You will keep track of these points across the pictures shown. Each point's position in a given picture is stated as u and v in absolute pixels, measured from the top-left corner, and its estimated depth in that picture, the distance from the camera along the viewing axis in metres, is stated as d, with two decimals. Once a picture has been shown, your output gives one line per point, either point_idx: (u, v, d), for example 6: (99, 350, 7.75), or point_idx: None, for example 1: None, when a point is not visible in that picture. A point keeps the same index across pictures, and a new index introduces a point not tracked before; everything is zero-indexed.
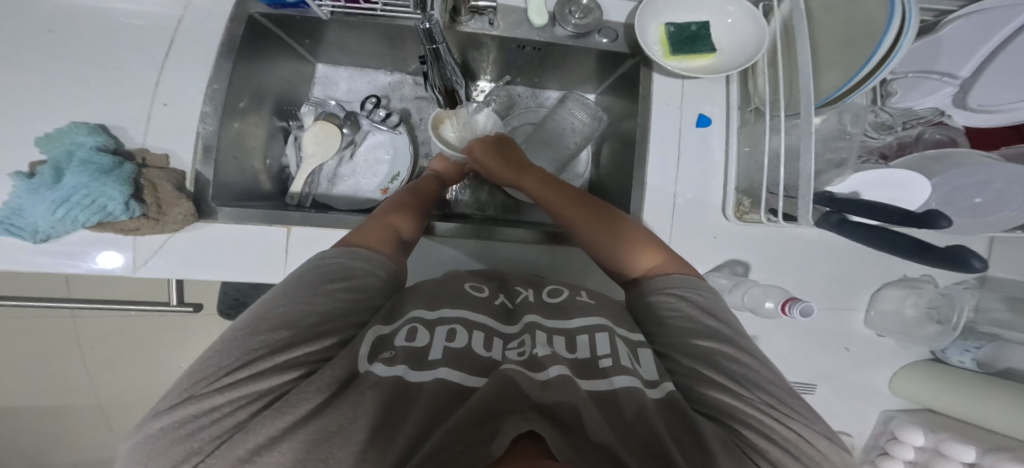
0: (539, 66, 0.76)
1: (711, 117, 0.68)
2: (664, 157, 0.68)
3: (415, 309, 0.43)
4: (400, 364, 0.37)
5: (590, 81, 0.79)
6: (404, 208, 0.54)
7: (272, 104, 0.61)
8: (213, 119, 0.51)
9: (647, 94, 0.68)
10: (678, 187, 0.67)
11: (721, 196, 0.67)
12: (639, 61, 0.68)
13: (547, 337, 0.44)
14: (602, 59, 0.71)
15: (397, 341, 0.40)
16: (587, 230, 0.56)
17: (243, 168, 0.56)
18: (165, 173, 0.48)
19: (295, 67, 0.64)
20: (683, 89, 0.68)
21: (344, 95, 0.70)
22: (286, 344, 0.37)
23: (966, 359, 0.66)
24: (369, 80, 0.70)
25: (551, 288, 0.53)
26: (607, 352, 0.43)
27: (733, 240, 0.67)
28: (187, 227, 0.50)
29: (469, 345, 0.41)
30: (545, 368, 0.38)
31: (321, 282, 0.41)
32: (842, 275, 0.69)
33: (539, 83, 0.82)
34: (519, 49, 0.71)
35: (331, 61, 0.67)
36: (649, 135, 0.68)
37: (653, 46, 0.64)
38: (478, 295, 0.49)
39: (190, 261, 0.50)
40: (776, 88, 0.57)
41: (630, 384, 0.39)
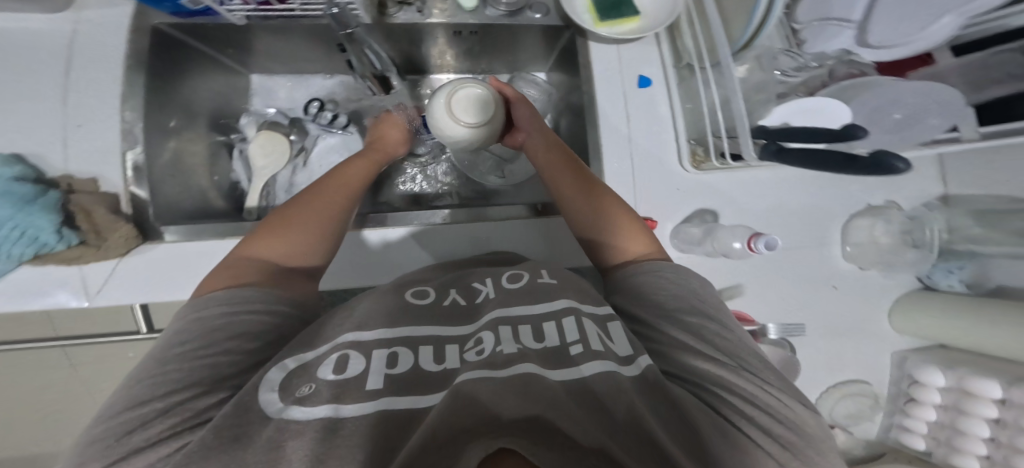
0: (483, 50, 0.77)
1: (651, 78, 0.68)
2: (615, 120, 0.68)
3: (341, 335, 0.41)
4: (323, 402, 0.34)
5: (539, 58, 0.79)
6: (274, 231, 0.49)
7: (202, 123, 0.63)
8: (136, 138, 0.52)
9: (586, 64, 0.68)
10: (634, 148, 0.67)
11: (676, 150, 0.68)
12: (574, 33, 0.69)
13: (511, 329, 0.42)
14: (542, 35, 0.72)
15: (323, 373, 0.37)
16: (577, 186, 0.58)
17: (175, 184, 0.56)
18: (96, 198, 0.49)
19: (225, 79, 0.65)
20: (619, 54, 0.69)
21: (285, 102, 0.70)
22: (198, 393, 0.35)
23: (954, 282, 0.67)
24: (309, 85, 0.70)
25: (511, 274, 0.50)
26: (576, 338, 0.42)
27: (698, 191, 0.67)
28: (137, 250, 0.50)
29: (412, 367, 0.39)
30: (504, 367, 0.36)
31: (181, 349, 0.37)
32: (812, 212, 0.69)
33: (487, 69, 0.82)
34: (457, 36, 0.71)
35: (265, 70, 0.68)
36: (595, 101, 0.68)
37: (583, 15, 0.64)
38: (422, 303, 0.47)
39: (144, 286, 0.50)
40: (702, 39, 0.58)
41: (601, 368, 0.38)
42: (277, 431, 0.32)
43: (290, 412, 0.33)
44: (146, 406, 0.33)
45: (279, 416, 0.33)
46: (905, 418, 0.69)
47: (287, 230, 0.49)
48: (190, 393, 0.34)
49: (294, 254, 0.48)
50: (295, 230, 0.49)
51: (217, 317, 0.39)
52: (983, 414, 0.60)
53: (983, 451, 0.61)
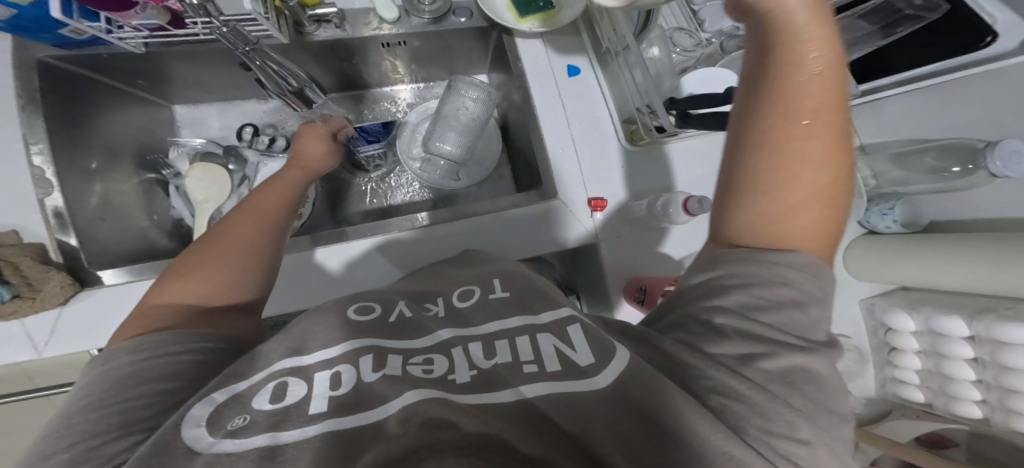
0: (421, 57, 0.79)
1: (579, 66, 0.71)
2: (552, 109, 0.70)
3: (278, 362, 0.40)
4: (260, 431, 0.33)
5: (477, 60, 0.82)
6: (185, 273, 0.49)
7: (130, 161, 0.68)
8: (50, 184, 0.56)
9: (516, 59, 0.70)
10: (573, 134, 0.70)
11: (613, 132, 0.70)
12: (499, 32, 0.72)
13: (462, 351, 0.41)
14: (470, 37, 0.75)
15: (258, 404, 0.36)
16: (781, 91, 0.37)
17: (94, 225, 0.60)
18: (23, 251, 0.52)
19: (143, 111, 0.70)
20: (545, 47, 0.71)
21: (218, 131, 0.76)
22: (105, 439, 0.33)
23: (890, 224, 0.67)
24: (240, 111, 0.76)
25: (464, 292, 0.52)
26: (531, 357, 0.39)
27: (642, 166, 0.70)
28: (74, 296, 0.54)
29: (356, 384, 0.37)
30: (460, 394, 0.35)
31: (86, 401, 0.36)
32: None
33: (427, 77, 0.86)
34: (387, 47, 0.74)
35: (188, 100, 0.74)
36: (531, 93, 0.70)
37: (504, 14, 0.68)
38: (364, 318, 0.46)
39: (77, 333, 0.53)
40: (616, 24, 0.61)
41: (548, 389, 0.35)
42: (207, 464, 0.31)
43: (222, 446, 0.32)
44: (49, 459, 0.32)
45: (210, 449, 0.32)
46: (897, 369, 0.67)
47: (197, 269, 0.49)
48: (99, 439, 0.33)
49: (214, 290, 0.49)
50: (206, 266, 0.50)
51: (126, 365, 0.38)
52: (961, 355, 0.58)
53: (977, 395, 0.57)
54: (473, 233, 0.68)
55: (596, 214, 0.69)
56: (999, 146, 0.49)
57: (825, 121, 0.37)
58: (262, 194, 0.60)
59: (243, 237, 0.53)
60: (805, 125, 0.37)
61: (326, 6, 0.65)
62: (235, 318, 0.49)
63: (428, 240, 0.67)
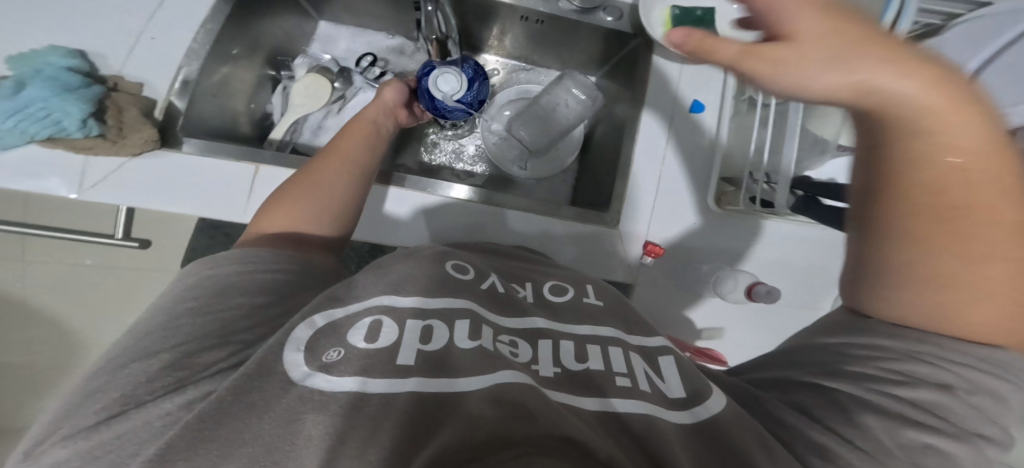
0: (542, 40, 0.80)
1: (705, 104, 0.69)
2: (655, 136, 0.70)
3: (376, 298, 0.42)
4: (351, 373, 0.34)
5: (591, 63, 0.82)
6: (277, 201, 0.53)
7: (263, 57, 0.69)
8: (198, 57, 0.58)
9: (643, 74, 0.71)
10: (664, 169, 0.69)
11: (705, 186, 0.68)
12: (638, 43, 0.72)
13: (549, 345, 0.41)
14: (604, 37, 0.75)
15: (353, 340, 0.38)
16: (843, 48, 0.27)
17: (213, 105, 0.62)
18: (133, 99, 0.54)
19: (298, 22, 0.73)
20: (681, 73, 0.71)
21: (342, 53, 0.77)
22: (192, 350, 0.36)
23: None
24: (367, 40, 0.78)
25: (555, 286, 0.51)
26: (623, 371, 0.39)
27: (719, 230, 0.68)
28: (150, 153, 0.54)
29: (445, 346, 0.38)
30: (552, 391, 0.35)
31: (194, 303, 0.40)
32: (821, 278, 0.69)
33: (539, 61, 0.86)
34: (524, 21, 0.76)
35: (334, 19, 0.76)
36: (642, 111, 0.70)
37: (656, 27, 0.66)
38: (461, 278, 0.47)
39: (135, 189, 0.53)
40: (763, 77, 0.60)
41: (640, 410, 0.35)
42: (297, 400, 0.32)
43: (319, 381, 0.34)
44: (154, 358, 0.35)
45: (304, 383, 0.33)
46: None
47: (285, 198, 0.53)
48: (200, 347, 0.36)
49: (293, 220, 0.53)
50: (292, 196, 0.54)
51: (224, 275, 0.43)
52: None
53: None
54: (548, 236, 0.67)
55: (646, 257, 0.67)
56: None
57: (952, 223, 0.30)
58: (347, 131, 0.62)
59: (328, 173, 0.56)
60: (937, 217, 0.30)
61: None
62: (318, 252, 0.53)
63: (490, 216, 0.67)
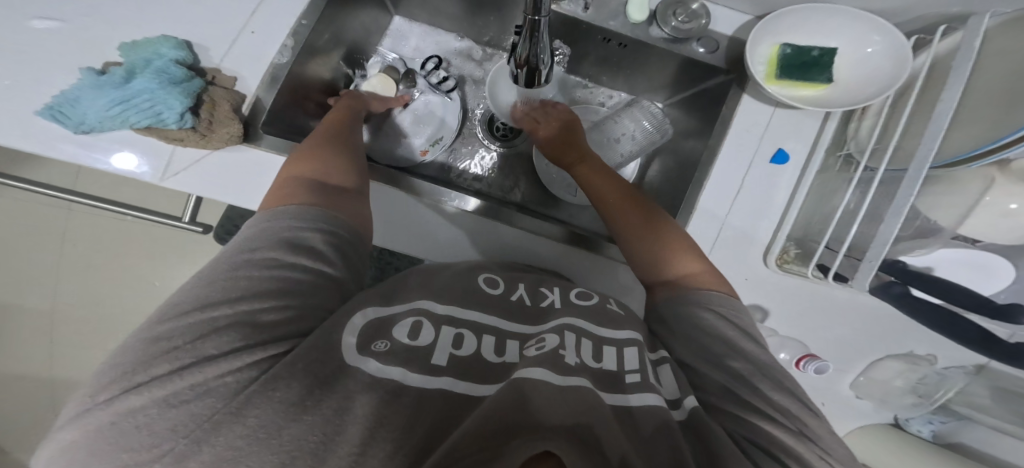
0: (617, 63, 0.76)
1: (790, 155, 0.66)
2: (725, 184, 0.67)
3: (417, 301, 0.50)
4: (396, 364, 0.41)
5: (662, 90, 0.78)
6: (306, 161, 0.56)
7: (339, 55, 0.71)
8: (288, 55, 0.60)
9: (729, 114, 0.67)
10: (730, 217, 0.66)
11: (768, 241, 0.66)
12: (731, 81, 0.68)
13: (576, 337, 0.48)
14: (690, 69, 0.70)
15: (396, 336, 0.45)
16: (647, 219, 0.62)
17: (292, 98, 0.63)
18: (228, 95, 0.56)
19: (376, 16, 0.74)
20: (771, 118, 0.67)
21: (410, 51, 0.79)
22: (255, 311, 0.40)
23: (924, 430, 0.72)
24: (436, 41, 0.79)
25: (581, 293, 0.58)
26: (634, 368, 0.46)
27: (768, 288, 0.67)
28: (233, 147, 0.56)
29: (475, 352, 0.45)
30: (568, 377, 0.41)
31: (253, 258, 0.43)
32: (857, 341, 0.69)
33: (607, 82, 0.82)
34: (605, 42, 0.72)
35: (409, 15, 0.77)
36: (718, 154, 0.67)
37: (759, 65, 0.63)
38: (492, 292, 0.56)
39: (213, 181, 0.56)
40: (879, 136, 0.56)
41: (650, 402, 0.42)
42: (339, 392, 0.37)
43: (368, 363, 0.41)
44: (217, 309, 0.39)
45: (355, 364, 0.40)
46: None
47: (311, 157, 0.56)
48: (261, 307, 0.41)
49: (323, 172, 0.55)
50: (315, 157, 0.57)
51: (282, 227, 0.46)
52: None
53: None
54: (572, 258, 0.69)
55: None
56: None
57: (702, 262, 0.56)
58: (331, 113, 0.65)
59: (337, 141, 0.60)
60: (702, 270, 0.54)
61: None
62: (354, 203, 0.55)
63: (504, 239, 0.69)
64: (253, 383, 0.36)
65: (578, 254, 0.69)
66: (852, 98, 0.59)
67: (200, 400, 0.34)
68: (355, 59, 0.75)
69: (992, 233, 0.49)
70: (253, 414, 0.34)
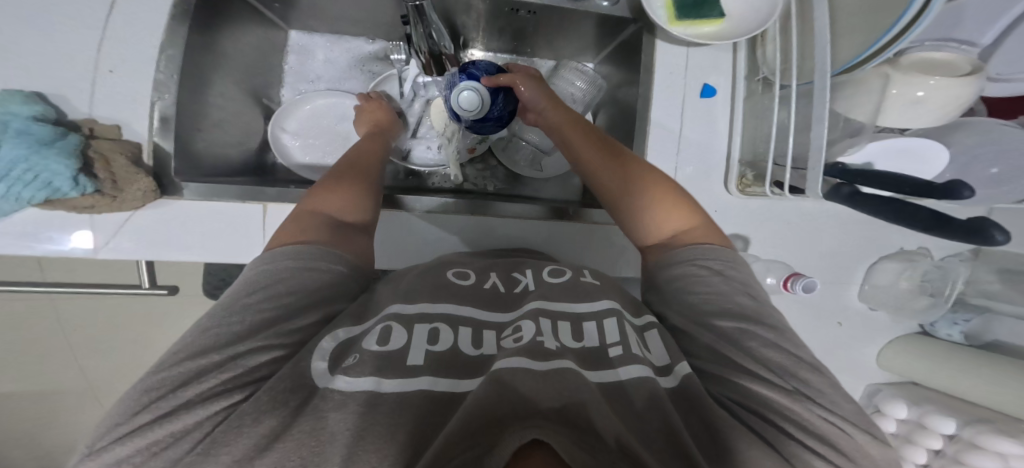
0: (534, 32, 0.75)
1: (716, 88, 0.66)
2: (666, 125, 0.66)
3: (390, 305, 0.46)
4: (366, 374, 0.38)
5: (589, 49, 0.77)
6: (329, 189, 0.54)
7: (241, 82, 0.69)
8: (169, 90, 0.58)
9: (649, 62, 0.66)
10: (680, 156, 0.66)
11: (724, 170, 0.66)
12: (641, 28, 0.67)
13: (549, 322, 0.45)
14: (601, 25, 0.70)
15: (367, 345, 0.41)
16: (650, 182, 0.56)
17: (199, 138, 0.62)
18: (119, 145, 0.55)
19: (266, 34, 0.71)
20: (687, 58, 0.66)
21: (320, 63, 0.77)
22: (239, 353, 0.38)
23: (954, 332, 0.69)
24: (345, 48, 0.78)
25: (554, 270, 0.56)
26: (616, 340, 0.45)
27: (738, 216, 0.66)
28: (152, 203, 0.56)
29: (452, 344, 0.43)
30: (549, 360, 0.39)
31: (251, 299, 0.41)
32: (841, 251, 0.69)
33: (532, 54, 0.81)
34: (513, 13, 0.71)
35: (305, 28, 0.75)
36: (651, 98, 0.66)
37: (657, 10, 0.59)
38: (464, 284, 0.52)
39: (149, 240, 0.57)
40: (785, 57, 0.54)
41: (639, 374, 0.41)
42: (311, 425, 0.34)
43: (340, 382, 0.38)
44: (174, 367, 0.36)
45: (328, 386, 0.37)
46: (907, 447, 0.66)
47: (334, 192, 0.54)
48: (241, 350, 0.38)
49: (345, 207, 0.53)
50: (339, 191, 0.54)
51: (286, 269, 0.43)
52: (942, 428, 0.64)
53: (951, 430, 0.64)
54: (549, 232, 0.70)
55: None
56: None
57: (686, 213, 0.55)
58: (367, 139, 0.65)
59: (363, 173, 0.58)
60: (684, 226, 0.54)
61: None
62: (363, 241, 0.53)
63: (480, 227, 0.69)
64: (223, 422, 0.34)
65: (558, 227, 0.70)
66: (741, 30, 0.56)
67: (178, 444, 0.33)
68: (264, 85, 0.74)
69: (903, 121, 0.49)
70: (227, 451, 0.32)
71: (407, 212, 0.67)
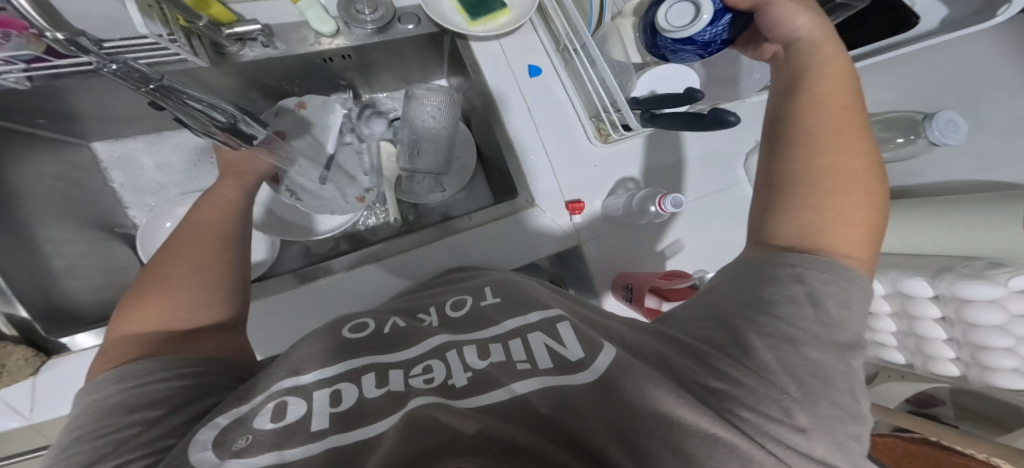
0: (364, 70, 0.79)
1: (540, 66, 0.74)
2: (515, 107, 0.72)
3: (276, 383, 0.39)
4: (265, 450, 0.33)
5: (431, 68, 0.83)
6: (152, 294, 0.48)
7: (74, 219, 0.70)
8: None
9: (472, 63, 0.72)
10: (539, 129, 0.73)
11: (582, 129, 0.74)
12: (452, 37, 0.73)
13: (456, 354, 0.40)
14: (421, 43, 0.74)
15: (259, 423, 0.35)
16: (839, 148, 0.42)
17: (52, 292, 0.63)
18: None
19: (64, 157, 0.72)
20: (503, 48, 0.73)
21: (151, 166, 0.81)
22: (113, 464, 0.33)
23: None
24: (177, 143, 0.83)
25: (455, 301, 0.50)
26: (524, 358, 0.39)
27: (611, 162, 0.75)
28: (43, 365, 0.59)
29: (357, 400, 0.37)
30: (463, 397, 0.35)
31: (83, 431, 0.36)
32: (708, 158, 0.78)
33: (383, 88, 0.86)
34: (328, 62, 0.73)
35: (115, 136, 0.78)
36: (492, 89, 0.72)
37: (455, 18, 0.71)
38: (360, 335, 0.45)
39: (54, 403, 0.59)
40: (569, 26, 0.64)
41: (539, 385, 0.35)
42: None
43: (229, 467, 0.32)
44: None
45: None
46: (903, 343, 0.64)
47: (157, 294, 0.48)
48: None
49: (181, 309, 0.48)
50: (164, 291, 0.49)
51: (113, 396, 0.38)
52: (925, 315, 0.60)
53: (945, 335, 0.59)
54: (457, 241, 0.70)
55: (574, 215, 0.72)
56: (936, 118, 0.56)
57: (863, 206, 0.40)
58: (206, 209, 0.59)
59: (202, 261, 0.52)
60: (856, 225, 0.39)
61: (247, 24, 0.63)
62: (212, 340, 0.48)
63: (405, 261, 0.69)
64: None
65: (460, 233, 0.70)
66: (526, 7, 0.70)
67: None
68: (107, 212, 0.76)
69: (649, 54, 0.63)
70: None
71: (329, 275, 0.67)
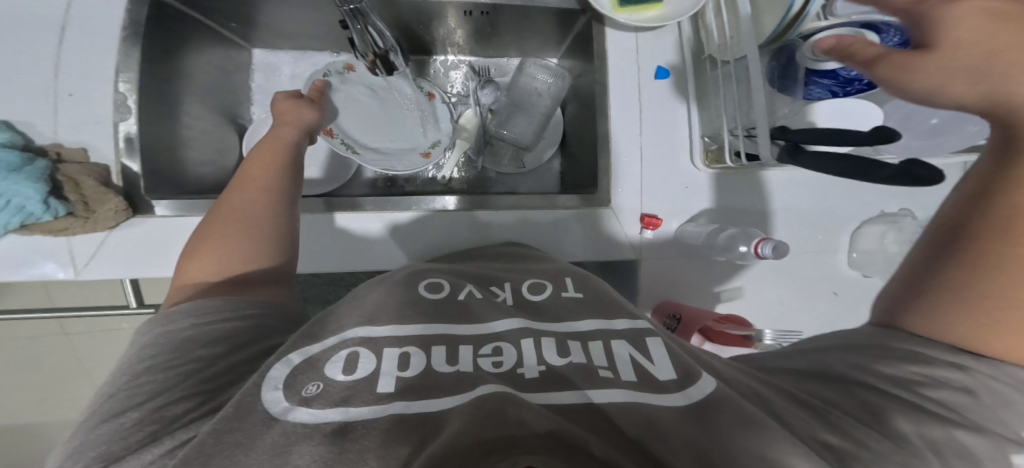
0: (491, 31, 0.78)
1: (668, 70, 0.71)
2: (628, 105, 0.71)
3: (351, 329, 0.40)
4: (331, 404, 0.33)
5: (550, 45, 0.81)
6: (209, 242, 0.51)
7: (207, 102, 0.74)
8: (128, 110, 0.62)
9: (601, 51, 0.70)
10: (642, 133, 0.71)
11: (689, 147, 0.71)
12: (591, 18, 0.71)
13: (531, 342, 0.40)
14: (555, 17, 0.73)
15: (331, 373, 0.35)
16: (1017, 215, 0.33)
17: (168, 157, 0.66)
18: (87, 168, 0.59)
19: (224, 51, 0.76)
20: (637, 43, 0.71)
21: (287, 78, 0.83)
22: (182, 395, 0.34)
23: None
24: (311, 61, 0.83)
25: (534, 284, 0.51)
26: (604, 364, 0.38)
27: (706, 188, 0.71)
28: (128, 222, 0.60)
29: (424, 369, 0.36)
30: (534, 392, 0.34)
31: (157, 360, 0.37)
32: (818, 215, 0.73)
33: (500, 53, 0.85)
34: (468, 15, 0.73)
35: (272, 46, 0.81)
36: (609, 81, 0.70)
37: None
38: (435, 297, 0.46)
39: (121, 264, 0.60)
40: (719, 34, 0.60)
41: (620, 398, 0.34)
42: (282, 435, 0.30)
43: (298, 414, 0.32)
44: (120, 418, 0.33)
45: (287, 418, 0.31)
46: None
47: (209, 244, 0.51)
48: (163, 400, 0.34)
49: (240, 258, 0.51)
50: (216, 242, 0.51)
51: (183, 331, 0.40)
52: None
53: None
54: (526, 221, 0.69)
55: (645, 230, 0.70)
56: None
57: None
58: (257, 156, 0.59)
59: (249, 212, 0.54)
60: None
61: None
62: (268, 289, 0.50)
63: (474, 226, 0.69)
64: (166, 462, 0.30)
65: (533, 212, 0.69)
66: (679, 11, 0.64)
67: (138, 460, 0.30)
68: (234, 105, 0.79)
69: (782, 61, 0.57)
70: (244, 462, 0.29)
71: (398, 216, 0.67)
